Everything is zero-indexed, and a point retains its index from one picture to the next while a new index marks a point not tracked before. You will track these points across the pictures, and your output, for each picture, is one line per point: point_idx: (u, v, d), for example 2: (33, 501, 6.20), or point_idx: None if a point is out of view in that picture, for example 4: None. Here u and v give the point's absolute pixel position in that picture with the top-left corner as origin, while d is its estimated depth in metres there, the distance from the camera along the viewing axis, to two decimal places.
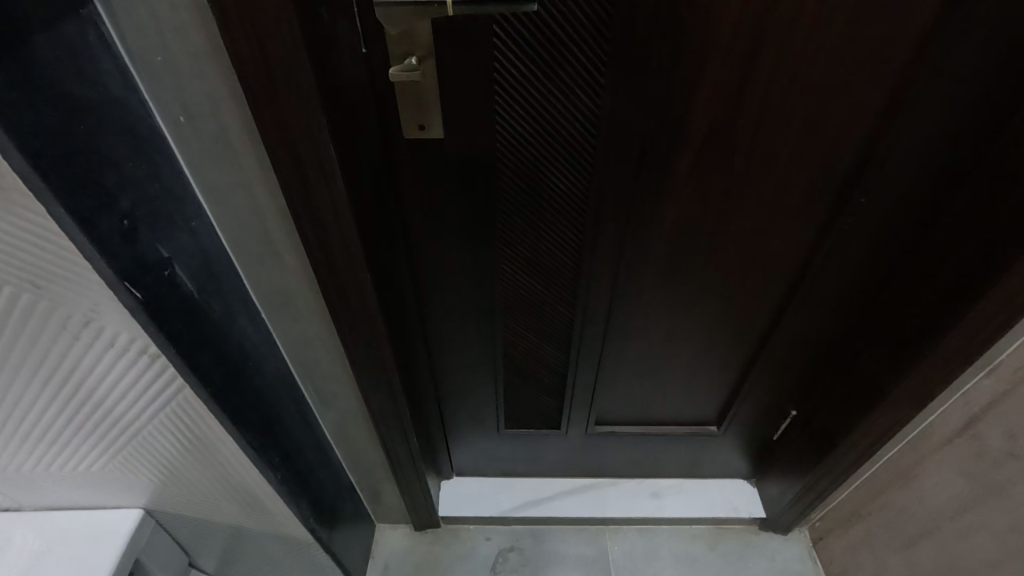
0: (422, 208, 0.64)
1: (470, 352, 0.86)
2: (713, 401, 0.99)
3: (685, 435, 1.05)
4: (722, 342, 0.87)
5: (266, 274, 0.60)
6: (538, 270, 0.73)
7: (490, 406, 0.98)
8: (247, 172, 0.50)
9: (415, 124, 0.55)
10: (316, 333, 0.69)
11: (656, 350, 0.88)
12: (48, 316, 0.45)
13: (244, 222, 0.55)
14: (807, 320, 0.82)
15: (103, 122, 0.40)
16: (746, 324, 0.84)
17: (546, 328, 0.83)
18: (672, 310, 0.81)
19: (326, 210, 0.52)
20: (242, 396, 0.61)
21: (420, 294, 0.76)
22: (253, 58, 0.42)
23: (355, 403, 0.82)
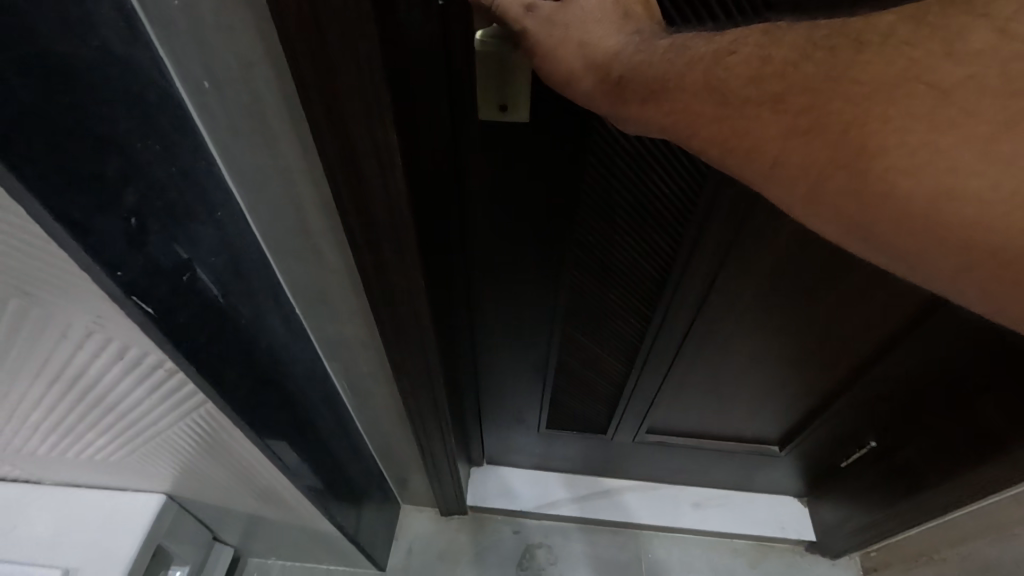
0: (487, 203, 0.54)
1: (522, 356, 0.78)
2: (781, 421, 0.89)
3: (741, 451, 0.97)
4: (808, 367, 0.76)
5: (303, 269, 0.51)
6: (613, 277, 0.64)
7: (534, 406, 0.90)
8: (284, 156, 0.40)
9: (494, 104, 0.44)
10: (354, 332, 0.60)
11: (729, 368, 0.78)
12: (44, 324, 0.37)
13: (279, 212, 0.45)
14: (918, 362, 0.69)
15: (100, 90, 0.30)
16: (842, 355, 0.73)
17: (611, 335, 0.74)
18: (758, 334, 0.71)
19: (380, 209, 0.42)
20: (270, 405, 0.53)
21: (473, 294, 0.66)
22: (300, 11, 0.31)
23: (392, 399, 0.75)
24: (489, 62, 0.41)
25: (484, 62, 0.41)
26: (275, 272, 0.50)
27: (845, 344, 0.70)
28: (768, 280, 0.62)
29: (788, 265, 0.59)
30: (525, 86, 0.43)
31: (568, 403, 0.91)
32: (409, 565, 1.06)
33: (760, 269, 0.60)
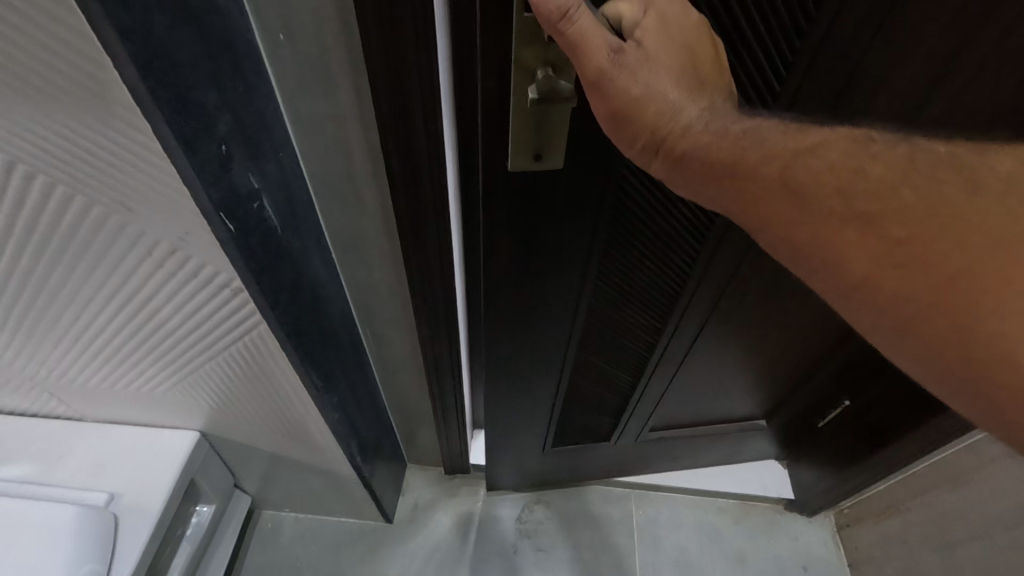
0: (516, 250, 0.56)
1: (532, 392, 0.81)
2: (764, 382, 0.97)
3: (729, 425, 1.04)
4: (791, 334, 0.82)
5: (344, 214, 0.57)
6: (630, 294, 0.70)
7: (540, 430, 0.92)
8: (340, 104, 0.46)
9: (527, 154, 0.45)
10: (383, 278, 0.66)
11: (719, 362, 0.85)
12: (135, 239, 0.43)
13: (329, 157, 0.51)
14: None
15: (207, 32, 0.36)
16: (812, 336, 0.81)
17: (623, 345, 0.80)
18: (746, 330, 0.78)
19: (421, 154, 0.48)
20: (311, 337, 0.60)
21: (492, 335, 0.67)
22: None
23: (410, 350, 0.82)
24: (530, 116, 0.42)
25: (526, 114, 0.42)
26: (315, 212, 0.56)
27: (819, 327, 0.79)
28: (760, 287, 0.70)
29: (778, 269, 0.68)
30: (563, 137, 0.45)
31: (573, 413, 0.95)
32: (414, 517, 1.12)
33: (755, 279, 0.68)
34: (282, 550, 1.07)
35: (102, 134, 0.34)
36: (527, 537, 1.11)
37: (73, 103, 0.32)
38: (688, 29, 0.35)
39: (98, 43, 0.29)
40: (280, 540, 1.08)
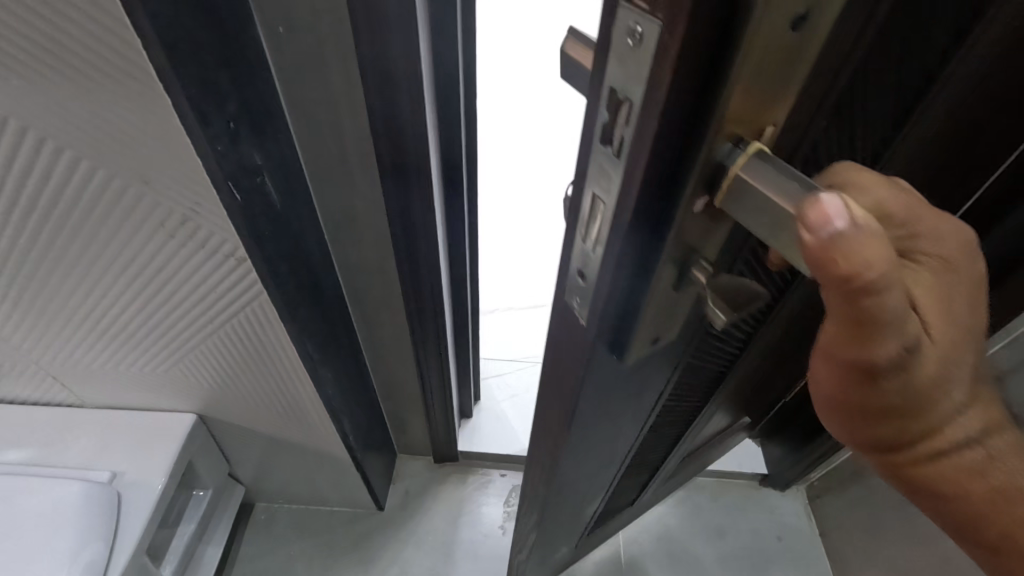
0: (597, 417, 0.42)
1: (579, 507, 0.68)
2: None
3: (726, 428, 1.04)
4: None
5: (338, 195, 0.62)
6: (688, 395, 0.59)
7: (576, 530, 0.81)
8: (336, 88, 0.52)
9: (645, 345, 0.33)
10: (373, 257, 0.71)
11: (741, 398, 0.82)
12: (151, 211, 0.48)
13: (324, 141, 0.56)
14: None
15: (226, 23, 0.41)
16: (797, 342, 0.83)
17: (663, 437, 0.70)
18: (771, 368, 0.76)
19: (408, 133, 0.54)
20: (308, 311, 0.64)
21: (556, 489, 0.53)
22: None
23: (399, 333, 0.86)
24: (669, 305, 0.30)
25: (665, 305, 0.30)
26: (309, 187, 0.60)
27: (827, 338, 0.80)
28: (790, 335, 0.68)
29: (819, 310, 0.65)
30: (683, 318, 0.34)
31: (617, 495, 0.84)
32: (405, 504, 1.16)
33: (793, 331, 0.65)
34: (275, 539, 1.10)
35: (128, 110, 0.39)
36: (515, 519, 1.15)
37: (107, 79, 0.37)
38: (965, 287, 0.29)
39: (131, 26, 0.35)
40: (274, 530, 1.11)
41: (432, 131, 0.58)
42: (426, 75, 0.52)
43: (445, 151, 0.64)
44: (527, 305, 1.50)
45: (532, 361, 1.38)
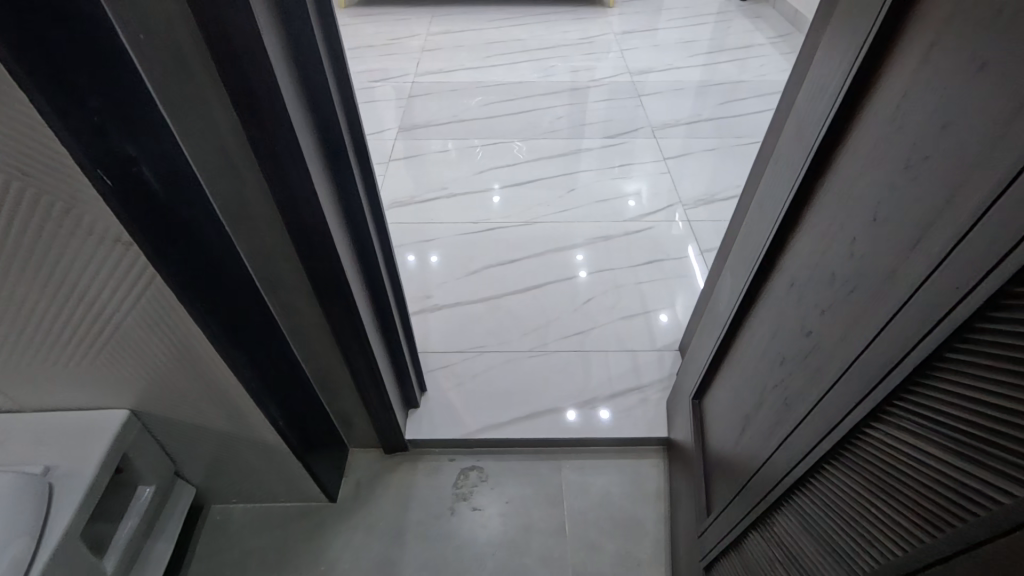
0: None
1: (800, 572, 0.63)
2: (712, 341, 0.97)
3: (687, 383, 1.13)
4: (740, 282, 0.85)
5: (229, 187, 0.67)
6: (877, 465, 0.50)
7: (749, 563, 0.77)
8: (200, 86, 0.58)
9: None
10: (276, 246, 0.77)
11: (739, 376, 0.86)
12: (36, 205, 0.55)
13: (205, 137, 0.61)
14: (757, 239, 0.80)
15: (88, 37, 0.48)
16: (731, 296, 0.88)
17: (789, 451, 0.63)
18: (757, 332, 0.79)
19: (269, 119, 0.62)
20: (208, 292, 0.71)
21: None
22: None
23: (318, 320, 0.91)
24: None
25: None
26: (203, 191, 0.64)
27: (732, 260, 0.90)
28: (772, 289, 0.75)
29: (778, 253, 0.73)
30: None
31: (744, 545, 0.78)
32: (357, 496, 1.20)
33: (778, 284, 0.73)
34: (229, 538, 1.13)
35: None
36: (464, 499, 1.20)
37: None
38: None
39: None
40: (230, 529, 1.15)
41: (297, 116, 0.65)
42: (280, 60, 0.60)
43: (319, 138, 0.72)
44: (476, 300, 1.58)
45: (477, 351, 1.44)
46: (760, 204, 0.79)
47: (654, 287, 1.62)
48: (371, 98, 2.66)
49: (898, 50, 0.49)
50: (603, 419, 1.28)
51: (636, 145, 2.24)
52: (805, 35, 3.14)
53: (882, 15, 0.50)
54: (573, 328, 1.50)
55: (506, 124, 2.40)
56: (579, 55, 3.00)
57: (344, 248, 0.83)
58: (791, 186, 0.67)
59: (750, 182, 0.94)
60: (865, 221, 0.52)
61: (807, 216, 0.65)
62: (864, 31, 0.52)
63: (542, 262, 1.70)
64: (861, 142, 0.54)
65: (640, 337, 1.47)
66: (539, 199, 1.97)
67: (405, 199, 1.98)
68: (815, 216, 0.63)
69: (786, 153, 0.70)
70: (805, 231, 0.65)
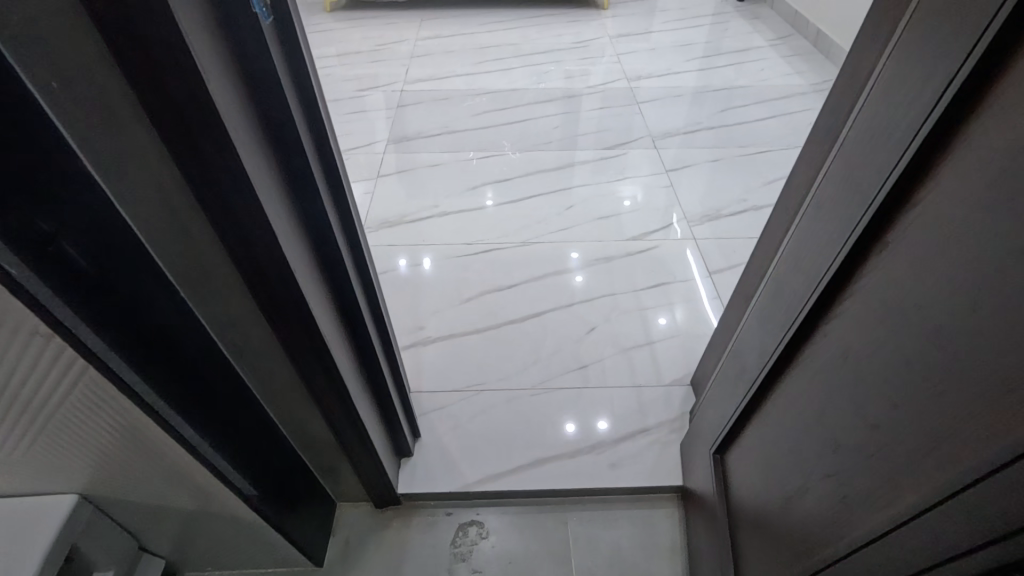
0: None
1: None
2: (737, 394, 0.88)
3: (705, 431, 1.04)
4: (773, 337, 0.75)
5: (183, 251, 0.56)
6: None
7: None
8: (137, 140, 0.48)
9: None
10: (238, 310, 0.66)
11: (772, 439, 0.76)
12: None
13: (149, 198, 0.51)
14: (791, 291, 0.71)
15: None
16: (762, 346, 0.79)
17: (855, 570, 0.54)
18: (796, 395, 0.69)
19: (223, 177, 0.52)
20: (148, 365, 0.62)
21: None
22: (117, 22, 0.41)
23: (289, 380, 0.81)
24: None
25: None
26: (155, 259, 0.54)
27: (760, 309, 0.81)
28: (812, 347, 0.66)
29: (819, 309, 0.64)
30: None
31: None
32: (345, 557, 1.10)
33: (822, 343, 0.64)
34: None
35: None
36: (463, 560, 1.09)
37: None
38: None
39: None
40: None
41: (260, 164, 0.56)
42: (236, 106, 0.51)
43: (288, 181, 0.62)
44: (471, 330, 1.48)
45: (474, 389, 1.33)
46: (795, 246, 0.70)
47: (659, 311, 1.53)
48: (357, 108, 2.54)
49: (1008, 103, 0.39)
50: (601, 428, 1.25)
51: (635, 157, 2.15)
52: (805, 37, 3.06)
53: (979, 51, 0.41)
54: (576, 360, 1.40)
55: (499, 135, 2.29)
56: (573, 60, 2.90)
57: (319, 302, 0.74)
58: (842, 237, 0.59)
59: (779, 212, 0.85)
60: (959, 306, 0.43)
61: (859, 273, 0.56)
62: (948, 71, 0.44)
63: (541, 287, 1.60)
64: (948, 206, 0.44)
65: (647, 369, 1.38)
66: (536, 216, 1.87)
67: (394, 218, 1.87)
68: (872, 275, 0.54)
69: (831, 195, 0.61)
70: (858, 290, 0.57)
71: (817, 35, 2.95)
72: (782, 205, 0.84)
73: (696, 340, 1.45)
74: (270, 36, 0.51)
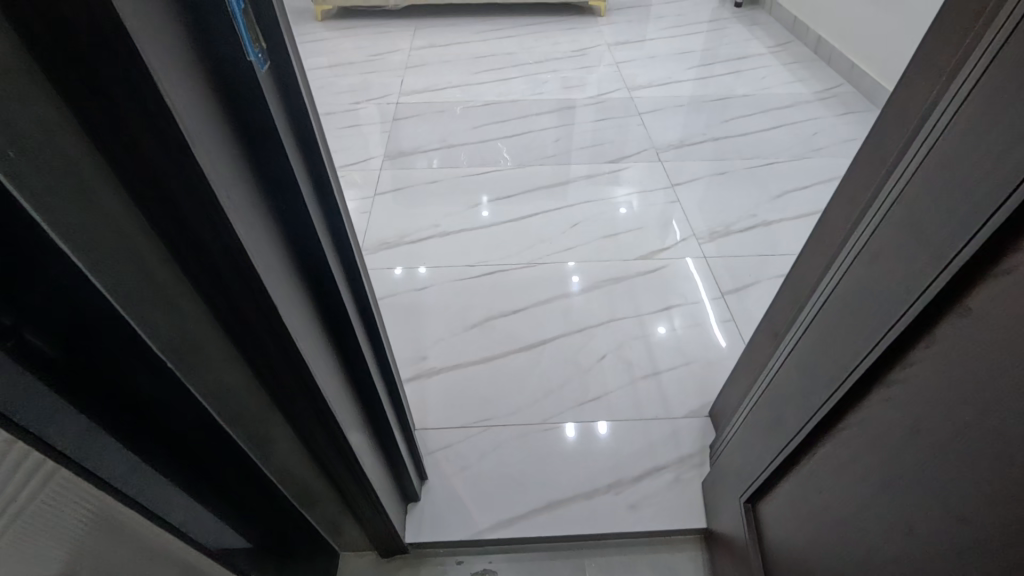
0: None
1: None
2: (774, 443, 0.82)
3: (733, 475, 0.98)
4: (820, 390, 0.69)
5: (169, 322, 0.49)
6: None
7: None
8: (112, 212, 0.40)
9: None
10: (231, 376, 0.59)
11: (815, 498, 0.71)
12: None
13: (128, 271, 0.43)
14: (841, 344, 0.65)
15: None
16: (804, 396, 0.74)
17: None
18: (844, 456, 0.64)
19: (214, 247, 0.46)
20: (127, 441, 0.55)
21: None
22: (86, 89, 0.35)
23: (288, 438, 0.74)
24: None
25: None
26: (141, 334, 0.47)
27: (802, 356, 0.75)
28: (866, 406, 0.60)
29: (878, 368, 0.58)
30: None
31: None
32: None
33: (879, 403, 0.58)
34: None
35: None
36: None
37: None
38: None
39: None
40: None
41: (258, 225, 0.49)
42: (231, 164, 0.44)
43: (289, 235, 0.56)
44: (477, 359, 1.42)
45: (482, 426, 1.27)
46: (843, 296, 0.65)
47: (657, 321, 1.52)
48: (351, 122, 2.47)
49: None
50: (601, 433, 1.25)
51: (639, 170, 2.09)
52: (805, 43, 3.03)
53: None
54: (588, 392, 1.34)
55: (498, 149, 2.23)
56: (571, 69, 2.84)
57: (321, 361, 0.67)
58: (911, 293, 0.53)
59: (820, 249, 0.80)
60: None
61: (930, 337, 0.51)
62: None
63: (548, 312, 1.54)
64: None
65: (663, 401, 1.32)
66: (540, 235, 1.81)
67: (392, 239, 1.80)
68: (947, 341, 0.49)
69: (893, 245, 0.56)
70: (928, 352, 0.51)
71: (817, 42, 2.92)
72: (827, 246, 0.79)
73: (712, 367, 1.40)
74: (269, 86, 0.45)
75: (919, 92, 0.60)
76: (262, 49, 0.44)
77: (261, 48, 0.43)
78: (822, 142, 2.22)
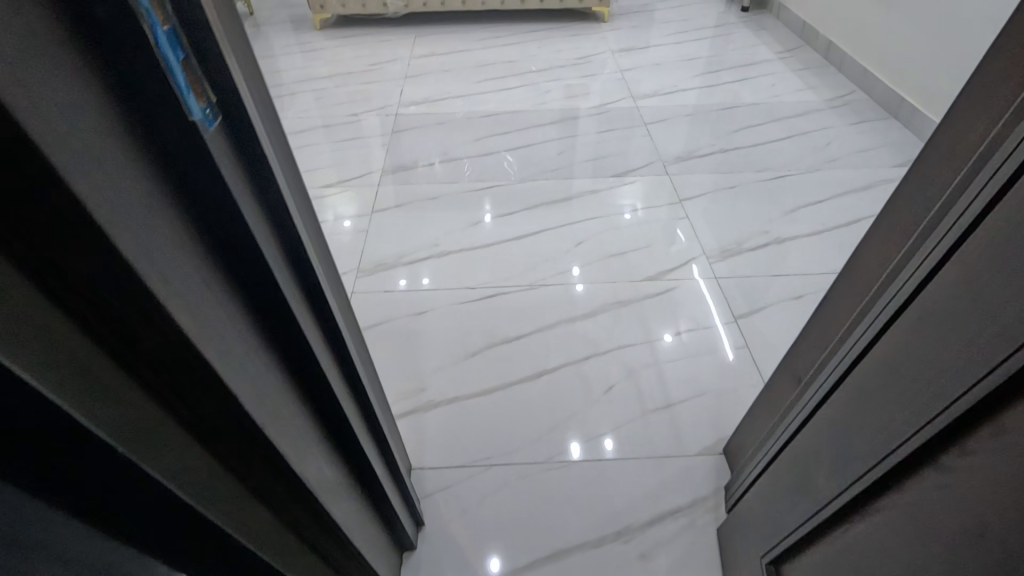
0: None
1: None
2: (801, 506, 0.75)
3: (754, 531, 0.91)
4: (858, 460, 0.62)
5: (163, 453, 0.38)
6: None
7: None
8: (65, 340, 0.30)
9: None
10: (236, 495, 0.49)
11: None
12: None
13: (104, 408, 0.33)
14: (886, 414, 0.58)
15: None
16: (838, 462, 0.66)
17: None
18: (886, 541, 0.56)
19: (174, 352, 0.37)
20: None
21: None
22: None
23: (298, 545, 0.64)
24: None
25: None
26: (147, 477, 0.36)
27: (838, 417, 0.68)
28: (910, 484, 0.53)
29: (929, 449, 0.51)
30: None
31: None
32: None
33: (928, 489, 0.51)
34: None
35: None
36: None
37: None
38: None
39: None
40: None
41: (220, 302, 0.43)
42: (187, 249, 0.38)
43: (263, 305, 0.49)
44: (478, 391, 1.35)
45: (483, 465, 1.20)
46: (893, 360, 0.57)
47: (664, 328, 1.49)
48: (349, 134, 2.40)
49: None
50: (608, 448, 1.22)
51: (646, 184, 2.02)
52: (814, 49, 2.95)
53: None
54: (595, 427, 1.27)
55: (500, 162, 2.16)
56: (574, 77, 2.77)
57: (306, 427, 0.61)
58: (970, 370, 0.46)
59: (854, 289, 0.73)
60: None
61: (995, 426, 0.43)
62: None
63: (552, 339, 1.47)
64: None
65: (675, 437, 1.24)
66: (543, 255, 1.74)
67: (389, 260, 1.73)
68: (1015, 434, 0.41)
69: (951, 308, 0.49)
70: (991, 440, 0.44)
71: (827, 47, 2.84)
72: (858, 292, 0.72)
73: (726, 398, 1.32)
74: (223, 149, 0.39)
75: (971, 129, 0.53)
76: (211, 105, 0.37)
77: (209, 103, 0.37)
78: (835, 153, 2.14)
